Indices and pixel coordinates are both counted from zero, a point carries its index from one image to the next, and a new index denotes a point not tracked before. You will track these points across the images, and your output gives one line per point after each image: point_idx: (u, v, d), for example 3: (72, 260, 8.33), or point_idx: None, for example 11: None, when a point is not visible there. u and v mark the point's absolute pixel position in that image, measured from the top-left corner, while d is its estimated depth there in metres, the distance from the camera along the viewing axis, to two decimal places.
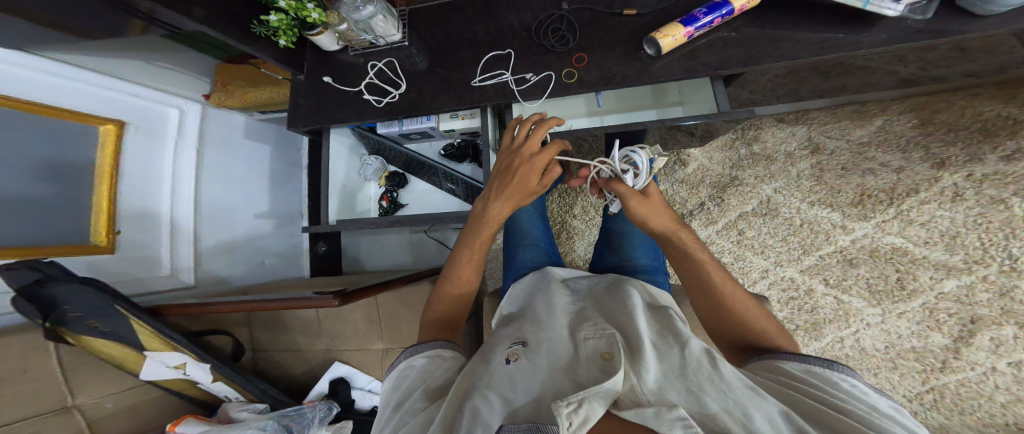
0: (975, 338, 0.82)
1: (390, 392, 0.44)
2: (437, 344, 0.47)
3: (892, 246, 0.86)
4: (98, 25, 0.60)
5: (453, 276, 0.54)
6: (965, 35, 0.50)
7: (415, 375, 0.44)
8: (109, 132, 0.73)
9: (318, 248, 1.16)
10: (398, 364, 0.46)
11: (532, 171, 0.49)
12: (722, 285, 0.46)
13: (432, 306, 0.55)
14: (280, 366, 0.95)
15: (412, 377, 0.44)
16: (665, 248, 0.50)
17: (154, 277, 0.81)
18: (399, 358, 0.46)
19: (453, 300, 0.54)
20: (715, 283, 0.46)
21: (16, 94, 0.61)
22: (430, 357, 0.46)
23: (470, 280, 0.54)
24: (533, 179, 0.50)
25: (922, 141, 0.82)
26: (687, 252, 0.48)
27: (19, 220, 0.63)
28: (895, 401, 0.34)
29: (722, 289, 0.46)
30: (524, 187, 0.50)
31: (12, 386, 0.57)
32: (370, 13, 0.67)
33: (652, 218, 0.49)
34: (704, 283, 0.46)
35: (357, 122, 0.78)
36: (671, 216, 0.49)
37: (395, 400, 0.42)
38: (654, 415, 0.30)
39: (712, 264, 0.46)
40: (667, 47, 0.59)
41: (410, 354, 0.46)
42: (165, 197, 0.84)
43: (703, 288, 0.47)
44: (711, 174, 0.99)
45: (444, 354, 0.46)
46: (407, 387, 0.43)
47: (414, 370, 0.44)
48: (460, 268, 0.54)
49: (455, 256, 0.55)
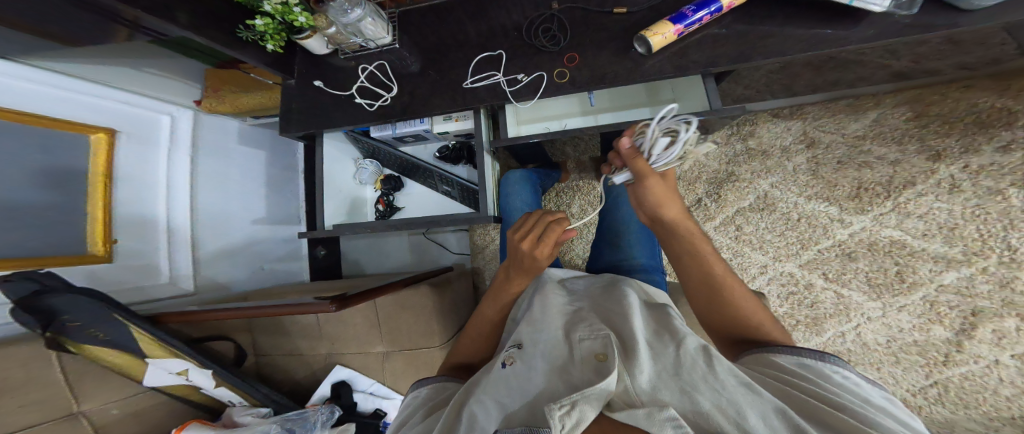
0: (977, 331, 0.82)
1: (399, 416, 0.45)
2: (441, 375, 0.48)
3: (891, 239, 0.85)
4: (83, 30, 0.60)
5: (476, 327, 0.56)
6: (955, 28, 0.49)
7: (420, 402, 0.45)
8: (101, 140, 0.73)
9: (318, 252, 1.21)
10: (406, 396, 0.48)
11: (534, 259, 0.45)
12: (722, 275, 0.46)
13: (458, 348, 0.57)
14: (283, 370, 0.96)
15: (416, 405, 0.45)
16: (666, 240, 0.50)
17: (153, 285, 0.82)
18: (407, 391, 0.48)
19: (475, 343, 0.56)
20: (715, 272, 0.46)
21: (4, 106, 0.61)
22: (435, 388, 0.46)
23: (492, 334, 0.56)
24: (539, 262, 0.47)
25: (918, 134, 0.81)
26: (693, 244, 0.48)
27: (16, 231, 0.63)
28: (887, 392, 0.34)
29: (721, 279, 0.46)
30: (535, 269, 0.48)
31: (17, 395, 0.58)
32: (358, 16, 0.66)
33: (664, 204, 0.47)
34: (706, 273, 0.46)
35: (351, 126, 0.78)
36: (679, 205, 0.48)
37: (401, 423, 0.44)
38: (646, 415, 0.30)
39: (714, 257, 0.47)
40: (657, 45, 0.59)
41: (416, 386, 0.47)
42: (160, 203, 0.84)
43: (706, 281, 0.46)
44: (708, 170, 0.99)
45: (448, 385, 0.47)
46: (410, 411, 0.44)
47: (419, 399, 0.45)
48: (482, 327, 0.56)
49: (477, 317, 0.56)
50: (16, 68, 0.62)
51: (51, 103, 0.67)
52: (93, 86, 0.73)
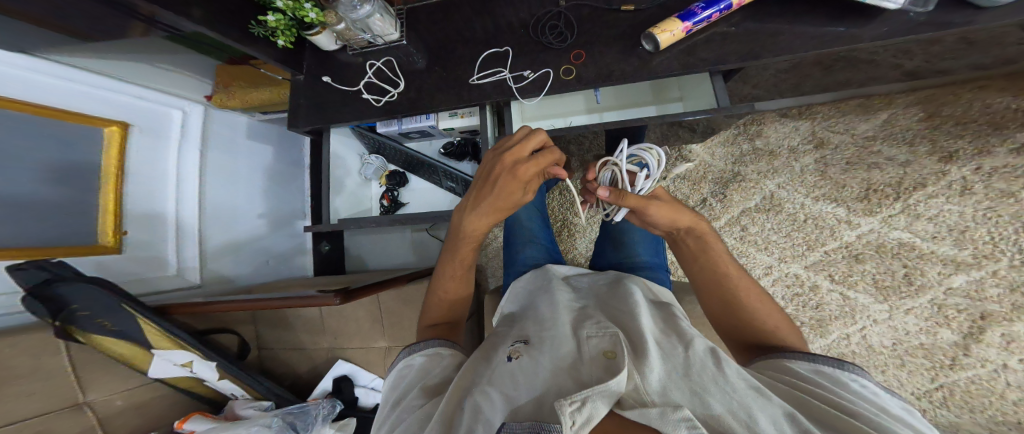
0: (985, 335, 0.81)
1: (391, 391, 0.45)
2: (434, 342, 0.48)
3: (899, 241, 0.85)
4: (100, 27, 0.61)
5: (444, 287, 0.53)
6: (970, 27, 0.48)
7: (415, 373, 0.44)
8: (114, 134, 0.74)
9: (321, 247, 1.20)
10: (398, 363, 0.47)
11: (510, 181, 0.41)
12: (736, 276, 0.47)
13: (427, 312, 0.54)
14: (286, 364, 0.96)
15: (412, 376, 0.44)
16: (680, 241, 0.50)
17: (162, 277, 0.83)
18: (398, 357, 0.47)
19: (444, 304, 0.54)
20: (728, 273, 0.47)
21: (18, 97, 0.62)
22: (429, 356, 0.46)
23: (456, 292, 0.53)
24: (518, 192, 0.42)
25: (928, 135, 0.81)
26: (706, 244, 0.48)
27: (25, 221, 0.64)
28: (905, 402, 0.34)
29: (735, 280, 0.46)
30: (505, 200, 0.43)
31: (24, 385, 0.58)
32: (367, 13, 0.67)
33: (674, 217, 0.45)
34: (718, 272, 0.47)
35: (356, 121, 0.78)
36: (690, 210, 0.47)
37: (394, 398, 0.43)
38: (659, 415, 0.30)
39: (728, 258, 0.48)
40: (665, 43, 0.59)
41: (408, 353, 0.47)
42: (169, 196, 0.85)
43: (719, 281, 0.47)
44: (713, 169, 0.98)
45: (442, 351, 0.47)
46: (406, 384, 0.44)
47: (413, 368, 0.45)
48: (447, 279, 0.53)
49: (440, 271, 0.53)
50: (31, 62, 0.63)
51: (64, 96, 0.67)
52: (107, 81, 0.74)
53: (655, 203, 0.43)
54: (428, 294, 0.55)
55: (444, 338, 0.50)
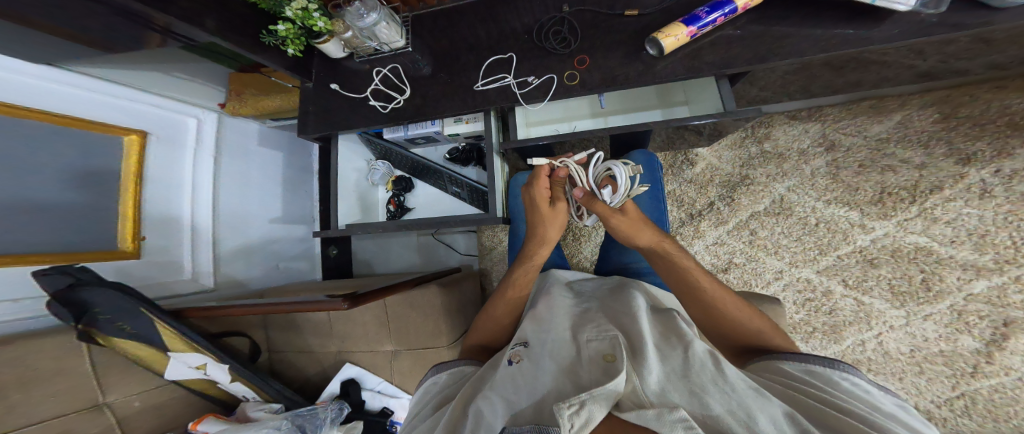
0: (1009, 342, 0.78)
1: (414, 409, 0.46)
2: (460, 362, 0.49)
3: (916, 245, 0.82)
4: (120, 39, 0.64)
5: (491, 311, 0.55)
6: (985, 28, 0.47)
7: (437, 392, 0.45)
8: (133, 142, 0.77)
9: (329, 251, 1.23)
10: (424, 381, 0.48)
11: (535, 202, 0.55)
12: (712, 290, 0.45)
13: (472, 333, 0.56)
14: (296, 367, 0.98)
15: (434, 393, 0.45)
16: (653, 261, 0.51)
17: (176, 281, 0.85)
18: (425, 376, 0.48)
19: (492, 328, 0.54)
20: (705, 289, 0.45)
21: (39, 107, 0.64)
22: (453, 373, 0.47)
23: (507, 319, 0.54)
24: (541, 208, 0.55)
25: (944, 136, 0.78)
26: (674, 261, 0.48)
27: (46, 227, 0.66)
28: (900, 400, 0.33)
29: (713, 293, 0.45)
30: (535, 213, 0.56)
31: (49, 385, 0.61)
32: (373, 21, 0.68)
33: (635, 234, 0.51)
34: (694, 288, 0.46)
35: (363, 127, 0.79)
36: (653, 229, 0.51)
37: (413, 418, 0.44)
38: (656, 416, 0.30)
39: (700, 272, 0.47)
40: (669, 47, 0.58)
41: (434, 372, 0.48)
42: (185, 201, 0.87)
43: (697, 298, 0.46)
44: (721, 173, 0.97)
45: (465, 369, 0.48)
46: (427, 399, 0.45)
47: (437, 387, 0.46)
48: (497, 306, 0.55)
49: (495, 297, 0.56)
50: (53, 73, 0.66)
51: (87, 106, 0.71)
52: (126, 91, 0.77)
53: (616, 215, 0.51)
54: (478, 317, 0.57)
55: (470, 359, 0.51)
